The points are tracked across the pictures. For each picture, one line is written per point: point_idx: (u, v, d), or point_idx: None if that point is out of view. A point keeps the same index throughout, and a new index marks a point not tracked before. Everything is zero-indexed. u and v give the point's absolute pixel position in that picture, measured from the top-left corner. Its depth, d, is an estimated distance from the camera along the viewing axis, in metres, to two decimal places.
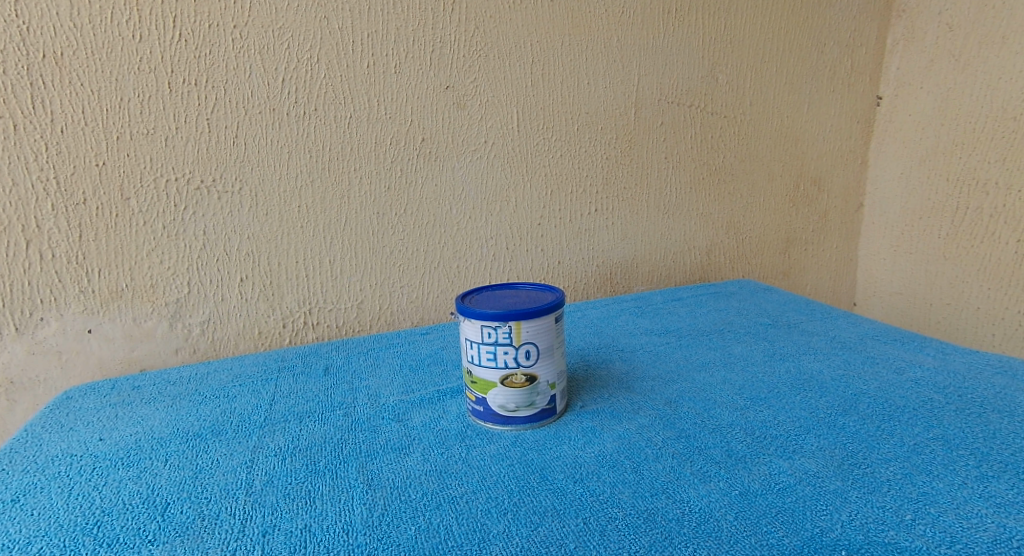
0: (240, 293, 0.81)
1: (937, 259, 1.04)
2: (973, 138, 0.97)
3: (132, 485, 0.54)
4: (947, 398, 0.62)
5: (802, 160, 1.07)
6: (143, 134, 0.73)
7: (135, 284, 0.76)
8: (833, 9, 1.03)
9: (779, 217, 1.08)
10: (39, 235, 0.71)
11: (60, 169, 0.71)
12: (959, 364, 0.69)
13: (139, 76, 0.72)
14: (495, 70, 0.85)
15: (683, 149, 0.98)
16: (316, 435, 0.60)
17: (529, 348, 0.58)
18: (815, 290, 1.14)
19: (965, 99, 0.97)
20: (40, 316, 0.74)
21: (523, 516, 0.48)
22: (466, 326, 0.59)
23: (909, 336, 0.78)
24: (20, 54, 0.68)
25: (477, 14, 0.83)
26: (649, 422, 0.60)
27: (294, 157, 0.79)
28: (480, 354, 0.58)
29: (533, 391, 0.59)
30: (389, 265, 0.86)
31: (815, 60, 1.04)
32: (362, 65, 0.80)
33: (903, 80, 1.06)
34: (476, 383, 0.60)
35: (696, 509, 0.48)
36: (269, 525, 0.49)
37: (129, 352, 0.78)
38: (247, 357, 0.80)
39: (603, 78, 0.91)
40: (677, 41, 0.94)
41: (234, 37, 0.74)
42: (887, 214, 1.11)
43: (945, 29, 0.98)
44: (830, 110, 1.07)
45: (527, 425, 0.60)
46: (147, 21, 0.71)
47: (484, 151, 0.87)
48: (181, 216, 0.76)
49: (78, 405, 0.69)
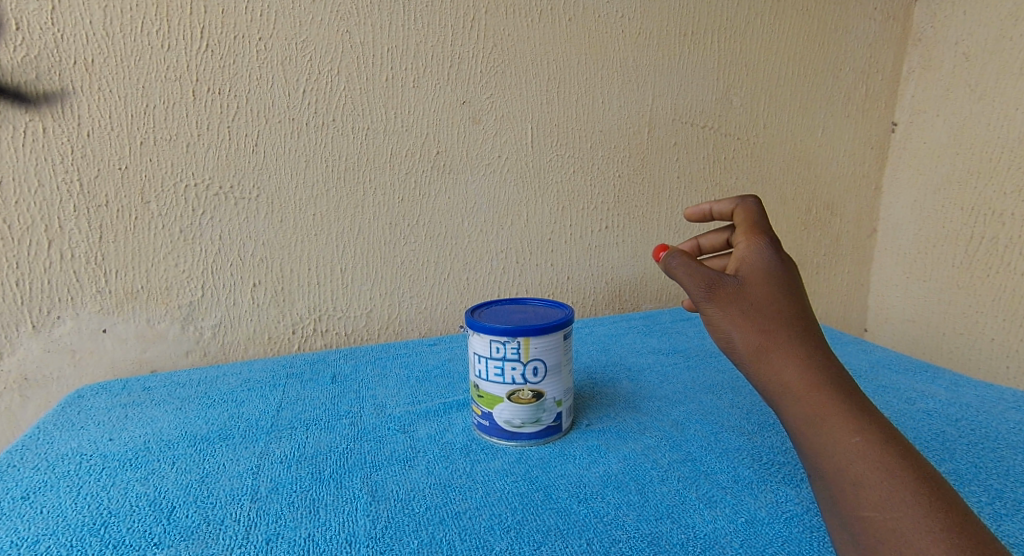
0: (252, 298, 0.82)
1: (952, 289, 1.03)
2: (990, 169, 0.96)
3: (139, 487, 0.54)
4: (959, 431, 0.61)
5: (816, 184, 1.07)
6: (166, 139, 0.75)
7: (150, 286, 0.78)
8: (849, 36, 1.03)
9: (792, 241, 1.08)
10: (60, 235, 0.73)
11: (85, 172, 0.73)
12: (971, 397, 0.68)
13: (165, 84, 0.74)
14: (511, 87, 0.87)
15: (697, 169, 0.99)
16: (321, 443, 0.61)
17: (536, 364, 0.58)
18: (826, 315, 1.14)
19: (981, 129, 0.97)
20: (57, 315, 0.75)
21: (526, 534, 0.48)
22: (474, 340, 0.59)
23: (921, 366, 0.77)
24: (53, 59, 0.70)
25: (496, 32, 0.84)
26: (655, 443, 0.60)
27: (310, 165, 0.80)
28: (488, 368, 0.59)
29: (539, 407, 0.59)
30: (399, 275, 0.87)
31: (830, 85, 1.04)
32: (381, 78, 0.81)
33: (919, 108, 1.05)
34: (482, 397, 0.60)
35: (701, 535, 0.48)
36: (273, 533, 0.49)
37: (141, 353, 0.79)
38: (256, 362, 0.81)
39: (617, 98, 0.92)
40: (692, 63, 0.95)
41: (259, 49, 0.76)
42: (900, 241, 1.10)
43: (962, 59, 0.98)
44: (845, 136, 1.07)
45: (533, 441, 0.60)
46: (176, 31, 0.73)
47: (498, 165, 0.88)
48: (198, 221, 0.78)
49: (89, 403, 0.70)
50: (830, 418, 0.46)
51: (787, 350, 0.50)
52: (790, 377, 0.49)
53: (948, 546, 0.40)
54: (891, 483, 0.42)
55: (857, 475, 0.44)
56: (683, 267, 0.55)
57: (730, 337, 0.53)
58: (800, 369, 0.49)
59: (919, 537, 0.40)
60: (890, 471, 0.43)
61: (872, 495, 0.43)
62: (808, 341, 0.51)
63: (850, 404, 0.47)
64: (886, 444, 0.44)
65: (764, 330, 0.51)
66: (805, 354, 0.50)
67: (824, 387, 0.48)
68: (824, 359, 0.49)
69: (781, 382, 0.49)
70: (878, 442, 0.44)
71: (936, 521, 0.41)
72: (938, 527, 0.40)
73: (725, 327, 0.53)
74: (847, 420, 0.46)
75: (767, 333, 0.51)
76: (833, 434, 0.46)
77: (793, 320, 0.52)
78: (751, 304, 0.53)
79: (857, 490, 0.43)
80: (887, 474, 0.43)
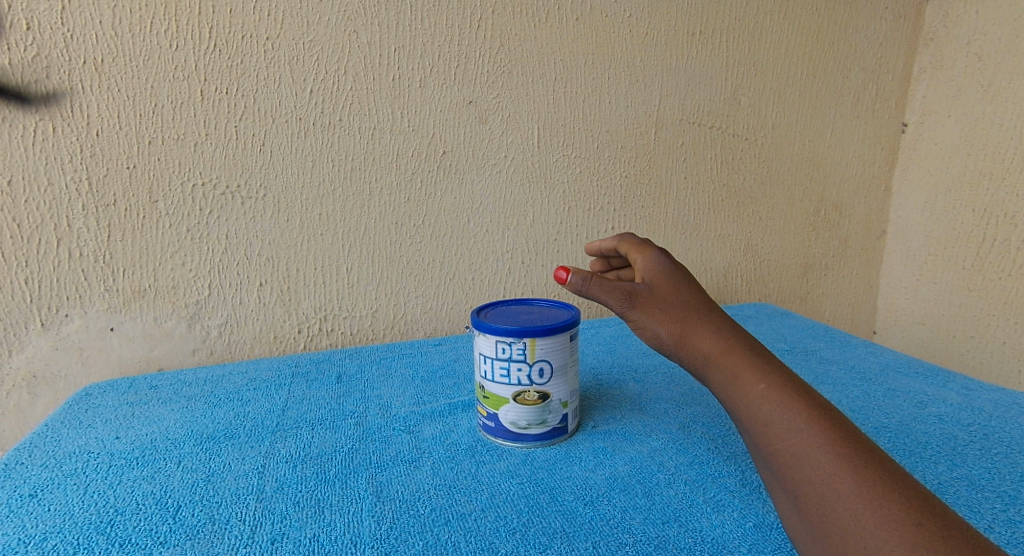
0: (258, 298, 0.82)
1: (963, 292, 1.02)
2: (1002, 170, 0.95)
3: (145, 486, 0.55)
4: (970, 437, 0.60)
5: (825, 185, 1.06)
6: (174, 139, 0.75)
7: (158, 285, 0.78)
8: (859, 35, 1.02)
9: (801, 242, 1.07)
10: (69, 234, 0.74)
11: (93, 171, 0.73)
12: (983, 401, 0.67)
13: (173, 84, 0.74)
14: (518, 87, 0.86)
15: (704, 170, 0.98)
16: (326, 443, 0.61)
17: (542, 365, 0.58)
18: (834, 317, 1.13)
19: (994, 130, 0.96)
20: (65, 313, 0.76)
21: (532, 536, 0.48)
22: (480, 340, 0.59)
23: (932, 370, 0.76)
24: (63, 59, 0.70)
25: (503, 32, 0.84)
26: (661, 446, 0.60)
27: (317, 165, 0.81)
28: (494, 369, 0.58)
29: (545, 409, 0.59)
30: (405, 275, 0.87)
31: (840, 86, 1.03)
32: (388, 78, 0.81)
33: (930, 108, 1.04)
34: (488, 398, 0.60)
35: (709, 540, 0.47)
36: (278, 533, 0.49)
37: (148, 352, 0.80)
38: (262, 361, 0.81)
39: (624, 98, 0.92)
40: (700, 63, 0.94)
41: (267, 49, 0.76)
42: (910, 243, 1.09)
43: (974, 59, 0.97)
44: (855, 137, 1.06)
45: (539, 442, 0.60)
46: (184, 31, 0.73)
47: (504, 165, 0.88)
48: (205, 220, 0.78)
49: (97, 402, 0.70)
50: (740, 369, 0.49)
51: (699, 322, 0.52)
52: (705, 344, 0.51)
53: (841, 457, 0.42)
54: (795, 419, 0.44)
55: (766, 417, 0.46)
56: (594, 280, 0.55)
57: (656, 333, 0.54)
58: (713, 334, 0.51)
59: (821, 465, 0.42)
60: (795, 409, 0.45)
61: (780, 432, 0.45)
62: (716, 314, 0.53)
63: (753, 353, 0.49)
64: (791, 387, 0.46)
65: (681, 318, 0.53)
66: (715, 322, 0.52)
67: (735, 345, 0.50)
68: (729, 324, 0.52)
69: (699, 353, 0.52)
70: (784, 384, 0.47)
71: (836, 449, 0.42)
72: (840, 454, 0.42)
73: (649, 325, 0.54)
74: (754, 370, 0.48)
75: (684, 320, 0.53)
76: (743, 385, 0.48)
77: (701, 304, 0.54)
78: (665, 299, 0.54)
79: (768, 430, 0.45)
80: (791, 412, 0.45)
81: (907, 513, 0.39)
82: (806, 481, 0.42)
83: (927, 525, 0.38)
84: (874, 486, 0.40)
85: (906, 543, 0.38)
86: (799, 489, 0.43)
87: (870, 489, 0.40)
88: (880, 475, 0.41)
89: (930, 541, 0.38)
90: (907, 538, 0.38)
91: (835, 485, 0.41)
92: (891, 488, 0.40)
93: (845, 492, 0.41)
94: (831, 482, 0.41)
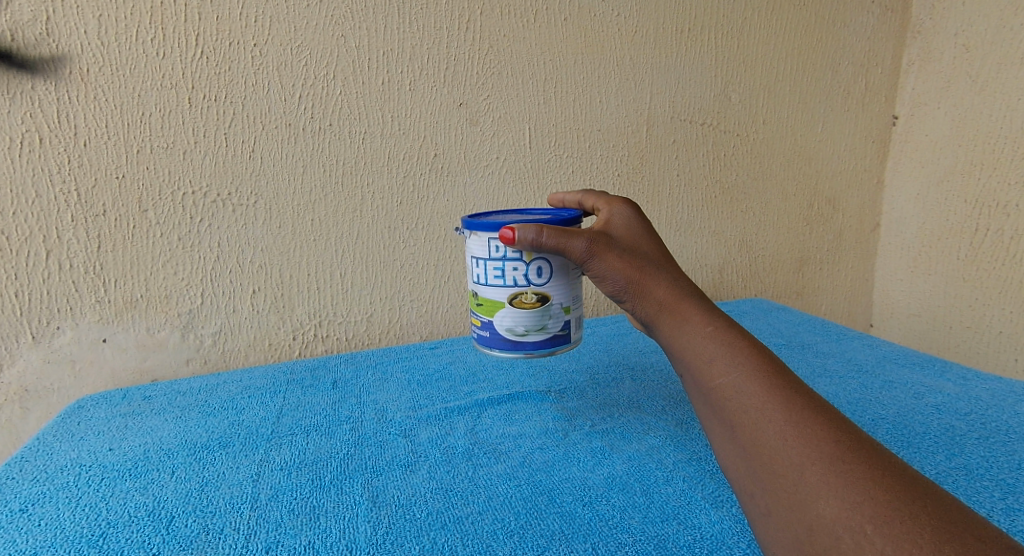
0: (252, 305, 0.82)
1: (958, 281, 1.02)
2: (993, 160, 0.95)
3: (138, 497, 0.54)
4: (968, 425, 0.60)
5: (817, 179, 1.06)
6: (163, 148, 0.75)
7: (150, 295, 0.77)
8: (847, 29, 1.02)
9: (794, 236, 1.07)
10: (59, 245, 0.73)
11: (81, 182, 0.73)
12: (980, 390, 0.67)
13: (160, 92, 0.74)
14: (508, 88, 0.86)
15: (697, 167, 0.98)
16: (322, 449, 0.60)
17: (540, 265, 0.57)
18: (830, 311, 1.13)
19: (984, 120, 0.96)
20: (56, 325, 0.75)
21: (530, 538, 0.48)
22: (473, 242, 0.59)
23: (927, 360, 0.76)
24: (48, 70, 0.70)
25: (491, 34, 0.84)
26: (659, 443, 0.59)
27: (307, 171, 0.80)
28: (487, 272, 0.58)
29: (544, 313, 0.58)
30: (399, 279, 0.87)
31: (829, 80, 1.03)
32: (377, 82, 0.81)
33: (919, 100, 1.05)
34: (482, 305, 0.60)
35: (708, 536, 0.47)
36: (273, 541, 0.48)
37: (141, 362, 0.79)
38: (257, 369, 0.80)
39: (615, 97, 0.91)
40: (689, 59, 0.94)
41: (254, 55, 0.76)
42: (903, 234, 1.09)
43: (962, 50, 0.97)
44: (846, 130, 1.06)
45: (538, 350, 0.59)
46: (170, 39, 0.73)
47: (496, 166, 0.88)
48: (196, 228, 0.77)
49: (89, 414, 0.70)
50: (692, 316, 0.51)
51: (657, 271, 0.54)
52: (658, 289, 0.53)
53: (775, 387, 0.45)
54: (735, 357, 0.47)
55: (711, 356, 0.48)
56: (545, 229, 0.54)
57: (615, 281, 0.54)
58: (669, 284, 0.53)
59: (754, 393, 0.45)
60: (736, 350, 0.48)
61: (721, 370, 0.47)
62: (672, 267, 0.55)
63: (703, 304, 0.52)
64: (734, 330, 0.49)
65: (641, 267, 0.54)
66: (671, 274, 0.54)
67: (687, 296, 0.53)
68: (683, 278, 0.54)
69: (654, 300, 0.53)
70: (729, 329, 0.49)
71: (770, 381, 0.45)
72: (772, 385, 0.45)
73: (606, 274, 0.54)
74: (702, 316, 0.51)
75: (642, 268, 0.54)
76: (690, 330, 0.51)
77: (658, 259, 0.55)
78: (625, 250, 0.55)
79: (711, 368, 0.48)
80: (733, 351, 0.48)
81: (829, 433, 0.42)
82: (742, 409, 0.45)
83: (846, 442, 0.41)
84: (801, 410, 0.43)
85: (824, 457, 0.40)
86: (733, 417, 0.45)
87: (798, 413, 0.43)
88: (807, 403, 0.44)
89: (847, 455, 0.40)
90: (826, 453, 0.41)
91: (767, 412, 0.44)
92: (815, 414, 0.43)
93: (775, 416, 0.43)
94: (763, 410, 0.44)
